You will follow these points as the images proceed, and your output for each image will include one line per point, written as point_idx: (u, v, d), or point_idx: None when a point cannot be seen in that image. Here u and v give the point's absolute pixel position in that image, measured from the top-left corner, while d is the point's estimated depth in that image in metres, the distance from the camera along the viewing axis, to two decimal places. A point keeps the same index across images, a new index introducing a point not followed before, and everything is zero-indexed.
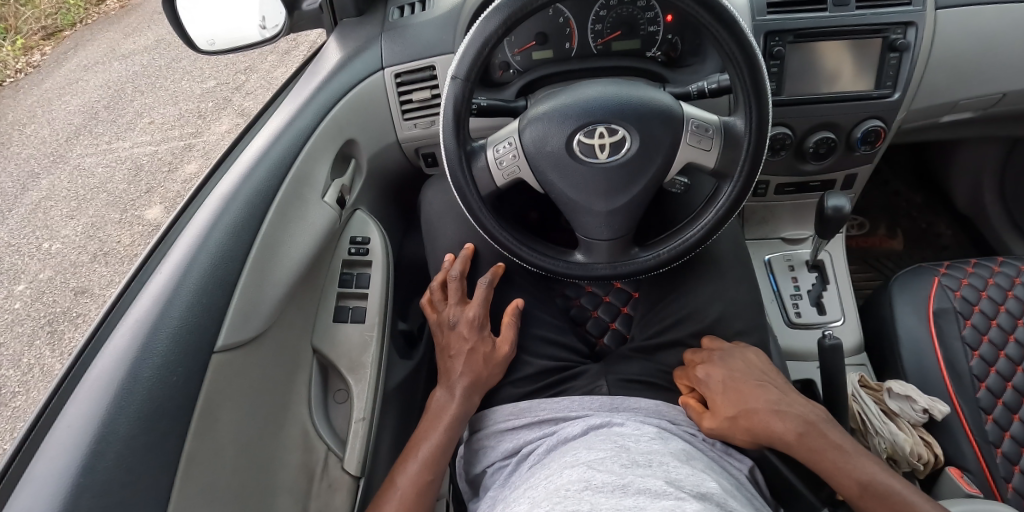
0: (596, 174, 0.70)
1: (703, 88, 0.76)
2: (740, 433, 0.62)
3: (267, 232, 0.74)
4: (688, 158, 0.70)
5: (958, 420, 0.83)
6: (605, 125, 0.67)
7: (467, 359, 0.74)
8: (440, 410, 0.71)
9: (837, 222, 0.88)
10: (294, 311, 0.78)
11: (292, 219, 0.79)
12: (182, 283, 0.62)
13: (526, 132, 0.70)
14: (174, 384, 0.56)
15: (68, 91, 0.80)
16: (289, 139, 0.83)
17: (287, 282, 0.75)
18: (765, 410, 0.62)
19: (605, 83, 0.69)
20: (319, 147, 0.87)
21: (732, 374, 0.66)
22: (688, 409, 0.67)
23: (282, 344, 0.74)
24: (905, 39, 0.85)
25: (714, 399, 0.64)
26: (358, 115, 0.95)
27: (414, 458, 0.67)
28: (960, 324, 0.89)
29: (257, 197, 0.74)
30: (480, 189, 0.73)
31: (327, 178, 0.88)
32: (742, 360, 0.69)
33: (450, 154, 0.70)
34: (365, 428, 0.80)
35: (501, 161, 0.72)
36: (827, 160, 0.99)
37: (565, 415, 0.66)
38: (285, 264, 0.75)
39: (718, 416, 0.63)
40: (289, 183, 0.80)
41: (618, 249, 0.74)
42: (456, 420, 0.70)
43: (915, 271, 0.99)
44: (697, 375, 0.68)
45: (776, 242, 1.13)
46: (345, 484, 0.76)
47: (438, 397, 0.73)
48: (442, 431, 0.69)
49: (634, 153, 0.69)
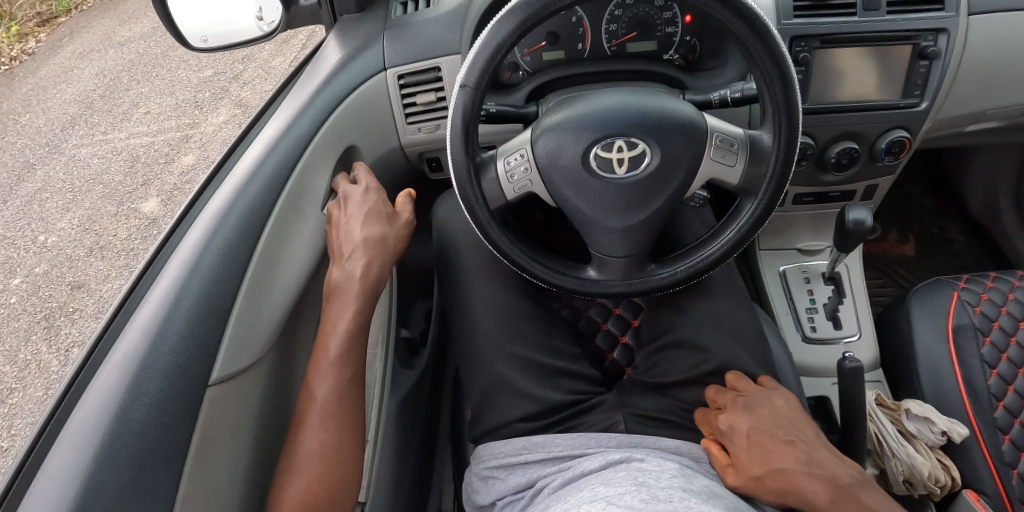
0: (614, 189, 0.66)
1: (726, 96, 0.73)
2: (767, 495, 0.57)
3: (263, 249, 0.70)
4: (711, 174, 0.67)
5: (976, 444, 0.80)
6: (623, 139, 0.64)
7: (371, 245, 0.73)
8: (346, 283, 0.71)
9: (858, 235, 0.85)
10: (290, 332, 0.75)
11: (290, 233, 0.75)
12: (175, 309, 0.59)
13: (538, 144, 0.67)
14: (167, 417, 0.53)
15: (61, 79, 0.77)
16: (288, 145, 0.79)
17: (285, 303, 0.71)
18: (796, 471, 0.57)
19: (624, 93, 0.65)
20: (319, 155, 0.83)
21: (757, 426, 0.62)
22: (712, 460, 0.63)
23: (277, 368, 0.71)
24: (936, 46, 0.80)
25: (739, 454, 0.60)
26: (361, 119, 0.90)
27: (330, 338, 0.68)
28: (978, 342, 0.87)
29: (253, 212, 0.71)
30: (489, 203, 0.69)
31: (326, 189, 0.83)
32: (769, 409, 0.65)
33: (457, 167, 0.66)
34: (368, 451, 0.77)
35: (513, 175, 0.68)
36: (848, 171, 0.93)
37: (581, 452, 0.64)
38: (284, 283, 0.72)
39: (743, 474, 0.59)
40: (285, 196, 0.76)
41: (633, 266, 0.71)
42: (364, 290, 0.71)
43: (933, 285, 0.97)
44: (720, 424, 0.64)
45: (792, 253, 1.04)
46: None
47: (338, 271, 0.72)
48: (354, 308, 0.69)
49: (653, 169, 0.65)
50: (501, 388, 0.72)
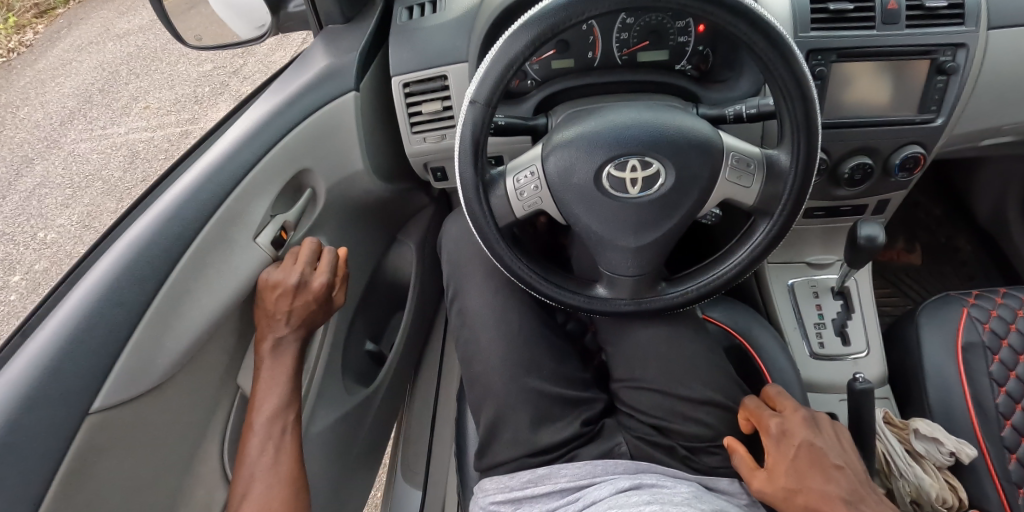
0: (627, 209, 0.65)
1: (741, 112, 0.70)
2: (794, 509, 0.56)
3: (178, 274, 0.68)
4: (726, 194, 0.65)
5: (984, 464, 0.79)
6: (638, 158, 0.62)
7: (302, 313, 0.78)
8: (285, 359, 0.77)
9: (869, 252, 0.84)
10: (210, 355, 0.74)
11: (216, 258, 0.73)
12: (72, 334, 0.59)
13: (549, 161, 0.65)
14: (41, 448, 0.54)
15: (61, 72, 0.68)
16: (230, 166, 0.77)
17: (200, 330, 0.70)
18: (836, 498, 0.55)
19: (637, 109, 0.63)
20: (262, 179, 0.80)
21: (813, 441, 0.60)
22: (738, 459, 0.62)
23: (188, 393, 0.71)
24: (954, 61, 0.79)
25: (776, 463, 0.59)
26: (313, 143, 0.88)
27: (257, 417, 0.71)
28: (987, 360, 0.86)
29: (175, 234, 0.69)
30: (498, 220, 0.68)
31: (264, 215, 0.80)
32: (822, 429, 0.63)
33: (466, 184, 0.64)
34: None
35: (522, 192, 0.66)
36: (861, 187, 0.92)
37: (588, 479, 0.64)
38: (199, 311, 0.70)
39: (774, 483, 0.58)
40: (215, 219, 0.74)
41: (643, 285, 0.70)
42: (297, 369, 0.78)
43: (942, 301, 0.96)
44: (768, 424, 0.63)
45: (800, 267, 1.02)
46: None
47: (276, 342, 0.77)
48: (290, 382, 0.76)
49: (668, 189, 0.64)
50: (508, 409, 0.70)
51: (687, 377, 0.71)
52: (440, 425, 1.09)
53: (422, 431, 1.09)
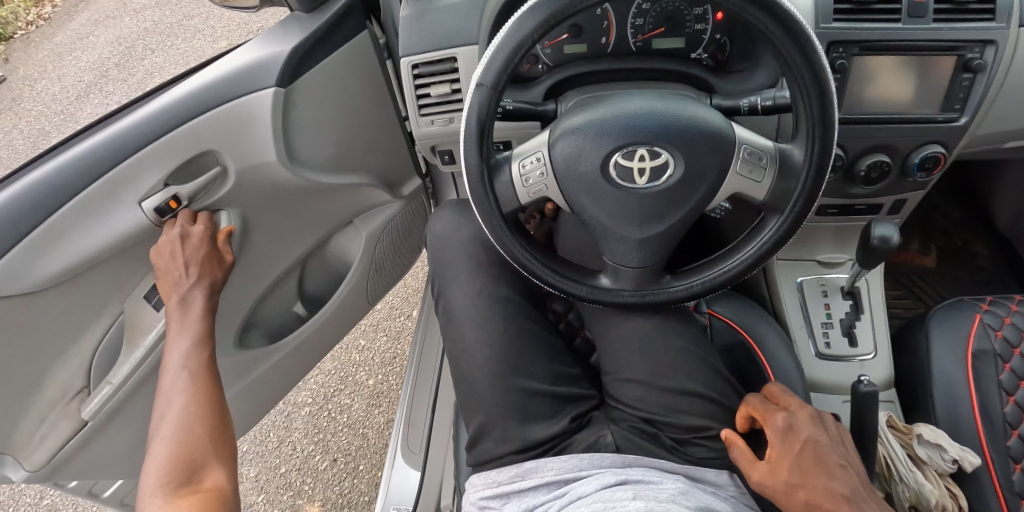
0: (633, 199, 0.64)
1: (756, 104, 0.69)
2: (795, 503, 0.55)
3: (59, 215, 0.73)
4: (736, 188, 0.64)
5: (987, 473, 0.78)
6: (646, 148, 0.61)
7: (199, 264, 0.84)
8: (192, 307, 0.84)
9: (882, 253, 0.82)
10: (88, 281, 0.80)
11: (97, 213, 0.76)
12: None
13: (556, 147, 0.64)
14: None
15: (89, 53, 0.92)
16: (131, 133, 0.76)
17: (71, 263, 0.76)
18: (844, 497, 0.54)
19: (646, 98, 0.62)
20: (161, 154, 0.79)
21: (820, 438, 0.59)
22: (738, 450, 0.61)
23: (57, 306, 0.79)
24: (982, 59, 0.76)
25: (778, 457, 0.58)
26: (230, 129, 0.83)
27: (170, 357, 0.79)
28: (997, 368, 0.84)
29: (61, 183, 0.73)
30: (502, 206, 0.67)
31: (155, 185, 0.80)
32: (828, 428, 0.62)
33: (470, 169, 0.64)
34: (107, 392, 0.87)
35: (528, 179, 0.65)
36: (877, 185, 0.89)
37: (575, 473, 0.65)
38: (73, 249, 0.76)
39: (776, 476, 0.57)
40: (104, 178, 0.75)
41: (647, 277, 0.69)
42: (205, 315, 0.84)
43: (955, 306, 0.93)
44: (773, 419, 0.62)
45: (811, 265, 1.00)
46: (73, 418, 0.86)
47: (178, 293, 0.83)
48: (195, 328, 0.82)
49: (676, 180, 0.62)
50: (504, 394, 0.70)
51: (689, 374, 0.71)
52: (437, 406, 1.10)
53: (422, 414, 1.09)
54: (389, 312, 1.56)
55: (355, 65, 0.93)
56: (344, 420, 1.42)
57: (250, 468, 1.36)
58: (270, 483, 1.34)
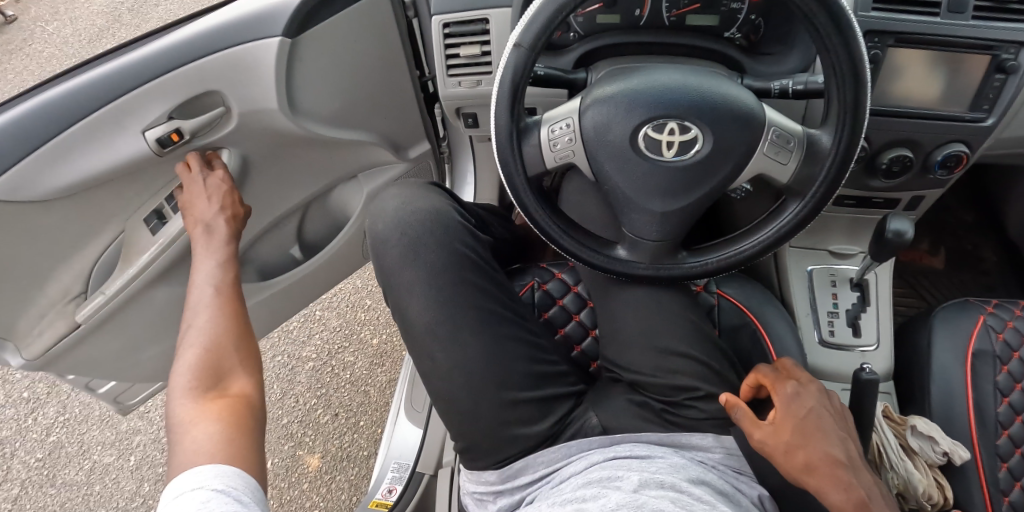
0: (658, 172, 0.64)
1: (787, 87, 0.69)
2: (795, 462, 0.58)
3: (71, 135, 0.74)
4: (761, 169, 0.65)
5: (975, 468, 0.80)
6: (677, 122, 0.61)
7: (221, 196, 0.86)
8: (217, 233, 0.86)
9: (895, 247, 0.83)
10: (94, 200, 0.82)
11: (106, 138, 0.77)
12: None
13: (586, 115, 0.65)
14: None
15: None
16: (142, 62, 0.76)
17: (79, 180, 0.77)
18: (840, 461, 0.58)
19: (681, 73, 0.62)
20: (170, 89, 0.78)
21: (821, 407, 0.63)
22: (740, 410, 0.63)
23: (63, 218, 0.80)
24: (1016, 60, 0.75)
25: (781, 419, 0.61)
26: (239, 71, 0.82)
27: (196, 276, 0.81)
28: (995, 369, 0.86)
29: (71, 104, 0.73)
30: (528, 169, 0.68)
31: (160, 117, 0.79)
32: (826, 399, 0.65)
33: (499, 130, 0.65)
34: (102, 301, 0.89)
35: (556, 144, 0.66)
36: (898, 179, 0.90)
37: (563, 458, 0.71)
38: (81, 169, 0.77)
39: (779, 436, 0.60)
40: (113, 105, 0.75)
41: (664, 251, 0.70)
42: (229, 240, 0.87)
43: (960, 306, 0.95)
44: (779, 386, 0.64)
45: (822, 254, 1.01)
46: (66, 319, 0.89)
47: (200, 220, 0.85)
48: (219, 251, 0.84)
49: (704, 156, 0.63)
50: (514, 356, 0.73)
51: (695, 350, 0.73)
52: None
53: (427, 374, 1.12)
54: None
55: (379, 19, 0.91)
56: (346, 376, 1.45)
57: None
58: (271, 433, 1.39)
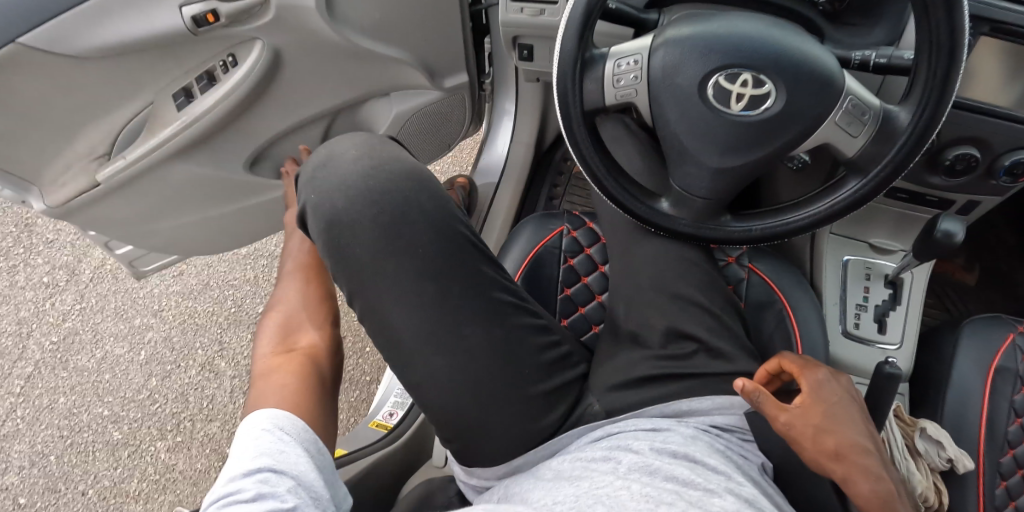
0: (721, 125, 0.62)
1: (869, 59, 0.66)
2: (824, 448, 0.60)
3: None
4: (829, 138, 0.61)
5: (974, 480, 0.81)
6: (753, 74, 0.58)
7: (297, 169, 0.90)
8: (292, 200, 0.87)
9: (941, 247, 0.80)
10: (127, 70, 0.81)
11: (143, 6, 0.75)
12: None
13: (657, 54, 0.62)
14: None
15: None
16: None
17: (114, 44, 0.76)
18: (863, 447, 0.60)
19: (765, 24, 0.59)
20: None
21: (841, 392, 0.64)
22: (765, 396, 0.61)
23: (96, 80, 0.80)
24: None
25: (810, 405, 0.61)
26: None
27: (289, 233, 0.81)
28: (1014, 389, 0.84)
29: None
30: (585, 103, 0.65)
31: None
32: (840, 380, 0.67)
33: (563, 56, 0.62)
34: (121, 166, 0.90)
35: (620, 80, 0.63)
36: (959, 179, 0.85)
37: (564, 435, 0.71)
38: (116, 33, 0.76)
39: (809, 423, 0.60)
40: None
41: (710, 210, 0.68)
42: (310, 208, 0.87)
43: (991, 320, 0.92)
44: (801, 370, 0.64)
45: (862, 246, 0.99)
46: (87, 177, 0.90)
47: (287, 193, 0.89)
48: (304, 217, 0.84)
49: (772, 115, 0.60)
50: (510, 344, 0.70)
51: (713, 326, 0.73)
52: None
53: None
54: None
55: None
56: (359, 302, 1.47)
57: None
58: None
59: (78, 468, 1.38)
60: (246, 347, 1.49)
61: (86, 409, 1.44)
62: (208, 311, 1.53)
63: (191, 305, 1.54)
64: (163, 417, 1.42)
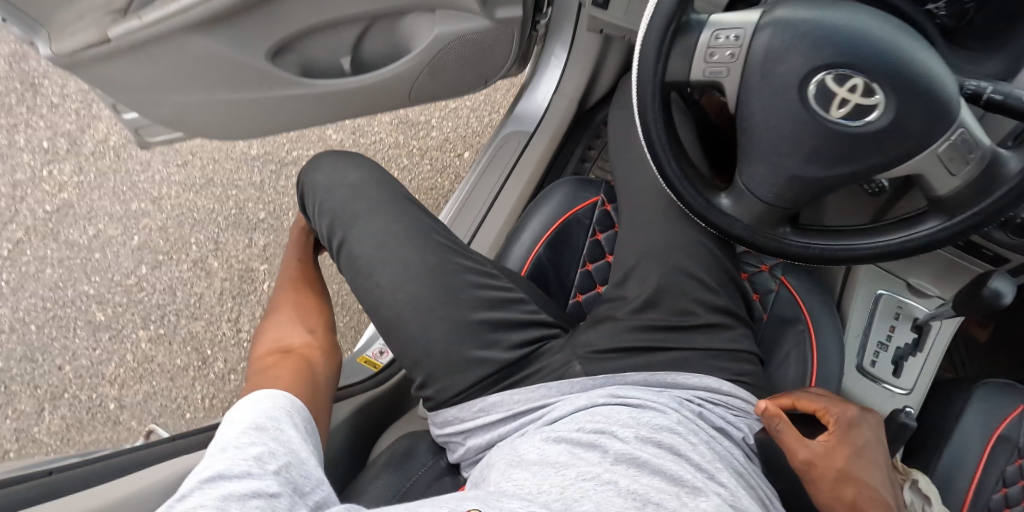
0: (812, 128, 0.56)
1: (983, 91, 0.59)
2: (838, 493, 0.61)
3: None
4: (926, 169, 0.55)
5: None
6: (864, 79, 0.52)
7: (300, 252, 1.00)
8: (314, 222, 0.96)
9: (986, 307, 0.76)
10: None
11: None
12: None
13: (763, 34, 0.54)
14: None
15: None
16: None
17: None
18: (879, 501, 0.61)
19: (890, 25, 0.52)
20: None
21: (867, 442, 0.65)
22: (784, 427, 0.63)
23: None
24: None
25: (830, 448, 0.62)
26: None
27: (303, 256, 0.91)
28: (1010, 459, 0.82)
29: None
30: (666, 70, 0.58)
31: None
32: (870, 430, 0.67)
33: (657, 11, 0.55)
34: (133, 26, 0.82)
35: (714, 54, 0.56)
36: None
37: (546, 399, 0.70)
38: None
39: (827, 466, 0.61)
40: None
41: (769, 217, 0.63)
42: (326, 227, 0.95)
43: (1005, 387, 0.89)
44: (828, 412, 0.65)
45: (898, 283, 0.94)
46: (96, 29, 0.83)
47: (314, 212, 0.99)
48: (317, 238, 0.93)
49: (872, 130, 0.54)
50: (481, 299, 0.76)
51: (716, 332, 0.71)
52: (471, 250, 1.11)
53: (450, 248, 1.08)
54: (441, 145, 1.60)
55: None
56: None
57: (262, 236, 1.54)
58: (275, 257, 1.52)
59: (56, 342, 1.46)
60: (242, 252, 1.53)
61: (72, 284, 1.51)
62: (208, 208, 1.57)
63: (191, 199, 1.58)
64: (148, 307, 1.50)
